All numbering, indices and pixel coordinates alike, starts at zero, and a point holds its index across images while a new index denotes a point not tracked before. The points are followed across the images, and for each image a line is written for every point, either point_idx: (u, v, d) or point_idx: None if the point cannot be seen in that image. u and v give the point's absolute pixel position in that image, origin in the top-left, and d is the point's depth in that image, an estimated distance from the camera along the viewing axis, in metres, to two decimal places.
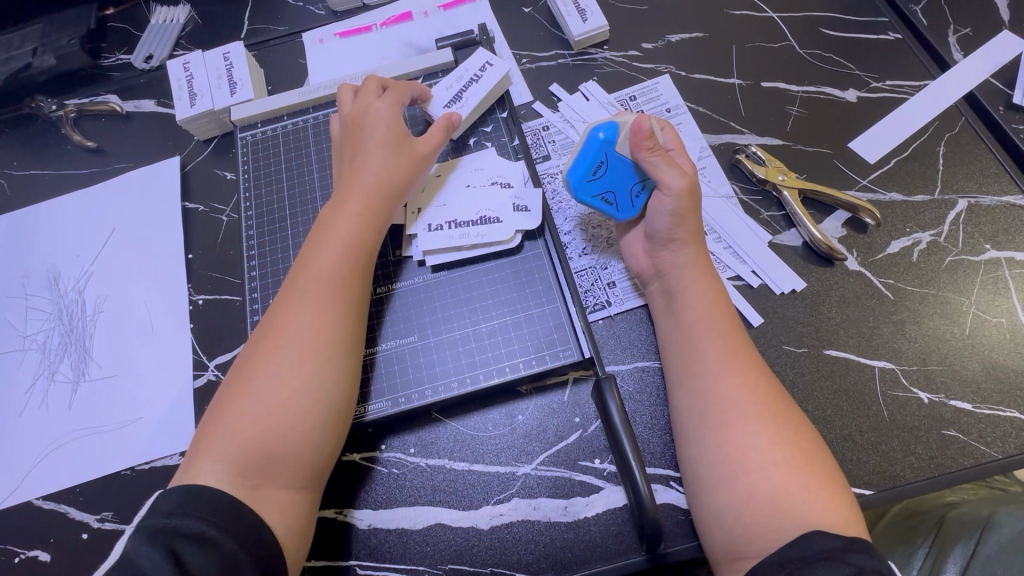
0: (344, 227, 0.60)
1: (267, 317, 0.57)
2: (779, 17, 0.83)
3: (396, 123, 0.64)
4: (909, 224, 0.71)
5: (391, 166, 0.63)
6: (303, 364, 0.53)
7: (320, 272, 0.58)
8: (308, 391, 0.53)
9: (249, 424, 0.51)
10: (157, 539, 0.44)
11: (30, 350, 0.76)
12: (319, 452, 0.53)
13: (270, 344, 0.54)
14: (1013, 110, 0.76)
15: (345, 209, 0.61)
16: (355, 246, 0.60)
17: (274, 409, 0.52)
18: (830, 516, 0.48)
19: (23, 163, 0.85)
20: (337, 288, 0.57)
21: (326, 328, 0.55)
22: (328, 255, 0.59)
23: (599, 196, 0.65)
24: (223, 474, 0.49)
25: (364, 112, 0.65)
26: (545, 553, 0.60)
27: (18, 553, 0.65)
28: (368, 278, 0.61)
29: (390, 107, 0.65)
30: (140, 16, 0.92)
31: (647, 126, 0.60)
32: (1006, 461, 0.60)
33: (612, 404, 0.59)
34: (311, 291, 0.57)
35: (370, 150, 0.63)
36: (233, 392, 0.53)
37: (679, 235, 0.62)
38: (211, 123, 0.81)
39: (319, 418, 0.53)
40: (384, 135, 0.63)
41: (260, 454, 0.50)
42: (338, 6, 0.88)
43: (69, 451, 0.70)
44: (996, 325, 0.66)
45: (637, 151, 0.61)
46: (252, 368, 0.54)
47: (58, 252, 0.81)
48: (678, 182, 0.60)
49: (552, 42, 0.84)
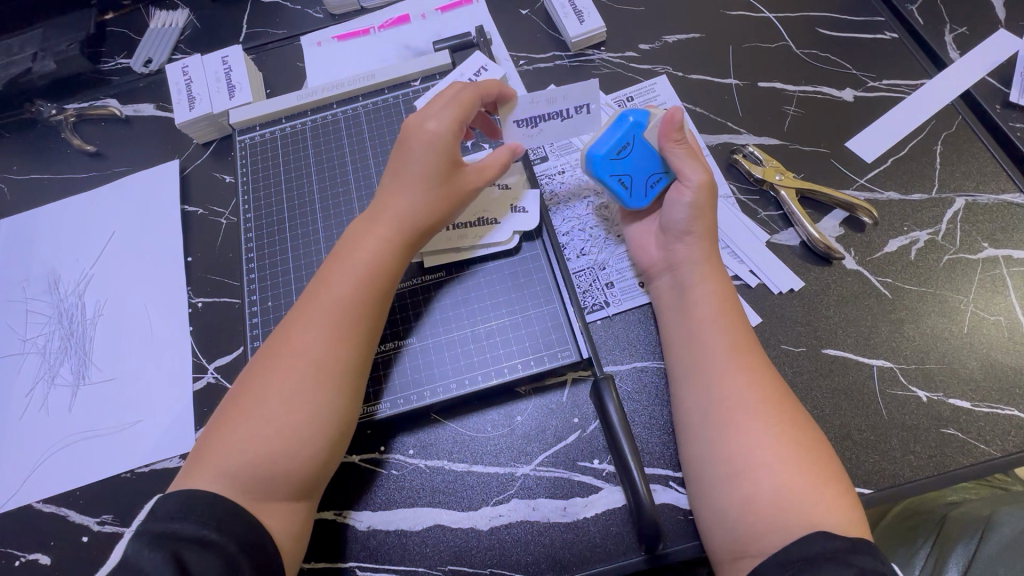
0: (364, 246, 0.58)
1: (281, 330, 0.56)
2: (776, 17, 0.84)
3: (453, 151, 0.60)
4: (907, 223, 0.71)
5: (435, 200, 0.60)
6: (317, 389, 0.53)
7: (339, 294, 0.56)
8: (321, 417, 0.52)
9: (257, 444, 0.50)
10: (158, 544, 0.44)
11: (30, 354, 0.76)
12: (323, 469, 0.53)
13: (282, 363, 0.53)
14: (1010, 108, 0.76)
15: (367, 228, 0.60)
16: (376, 270, 0.58)
17: (284, 431, 0.51)
18: (834, 515, 0.48)
19: (24, 168, 0.86)
20: (354, 313, 0.56)
21: (341, 352, 0.54)
22: (344, 275, 0.57)
23: (616, 177, 0.64)
24: (227, 488, 0.49)
25: (421, 129, 0.60)
26: (545, 553, 0.60)
27: (18, 557, 0.65)
28: (388, 300, 0.59)
29: (452, 129, 0.59)
30: (139, 21, 0.92)
31: (680, 119, 0.62)
32: (1005, 459, 0.60)
33: (610, 403, 0.59)
34: (328, 311, 0.55)
35: (418, 176, 0.59)
36: (243, 407, 0.52)
37: (695, 228, 0.62)
38: (210, 127, 0.81)
39: (327, 441, 0.53)
40: (431, 161, 0.59)
41: (266, 473, 0.50)
42: (336, 8, 0.88)
43: (68, 454, 0.70)
44: (994, 323, 0.66)
45: (665, 141, 0.62)
46: (264, 387, 0.53)
47: (58, 256, 0.81)
48: (700, 176, 0.61)
49: (549, 43, 0.84)
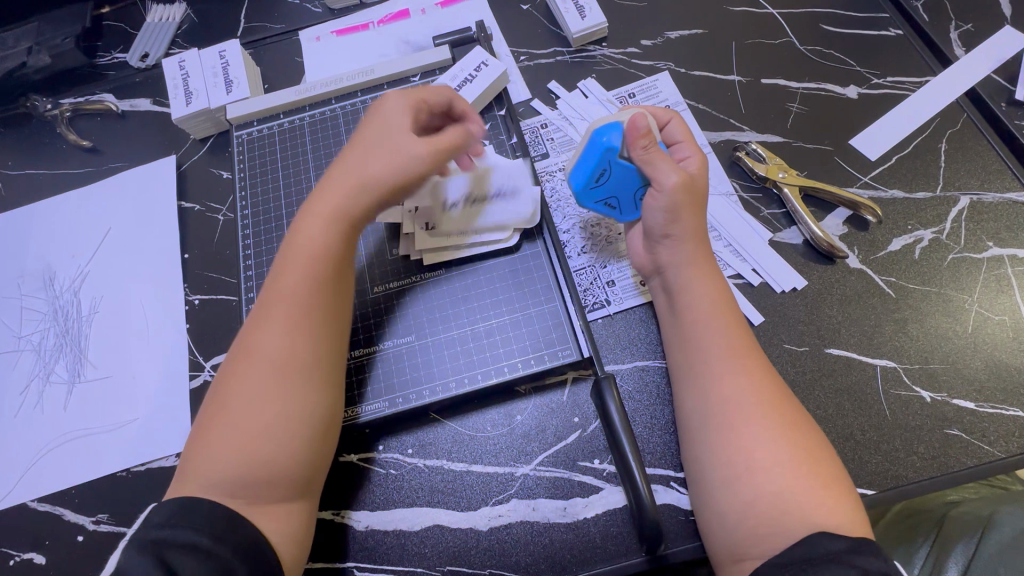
0: (313, 237, 0.57)
1: (240, 336, 0.55)
2: (779, 14, 0.83)
3: (397, 126, 0.59)
4: (910, 222, 0.70)
5: (381, 174, 0.57)
6: (280, 385, 0.52)
7: (289, 288, 0.55)
8: (291, 411, 0.51)
9: (232, 449, 0.50)
10: (149, 549, 0.44)
11: (25, 351, 0.75)
12: (316, 455, 0.53)
13: (245, 368, 0.53)
14: (1016, 106, 0.75)
15: (316, 217, 0.58)
16: (328, 257, 0.57)
17: (255, 433, 0.50)
18: (837, 518, 0.47)
19: (19, 163, 0.85)
20: (310, 302, 0.55)
21: (301, 348, 0.53)
22: (295, 271, 0.56)
23: (601, 201, 0.64)
24: (214, 495, 0.49)
25: (373, 113, 0.61)
26: (544, 554, 0.60)
27: (14, 556, 0.65)
28: (345, 286, 0.58)
29: (397, 106, 0.60)
30: (135, 15, 0.91)
31: (643, 123, 0.59)
32: (1009, 460, 0.60)
33: (611, 403, 0.58)
34: (281, 307, 0.54)
35: (365, 149, 0.59)
36: (214, 416, 0.52)
37: (675, 231, 0.60)
38: (207, 122, 0.80)
39: (306, 437, 0.52)
40: (379, 140, 0.59)
41: (246, 477, 0.49)
42: (335, 3, 0.87)
43: (63, 454, 0.69)
44: (999, 322, 0.65)
45: (634, 150, 0.60)
46: (227, 394, 0.52)
47: (54, 253, 0.80)
48: (673, 179, 0.59)
49: (550, 39, 0.83)
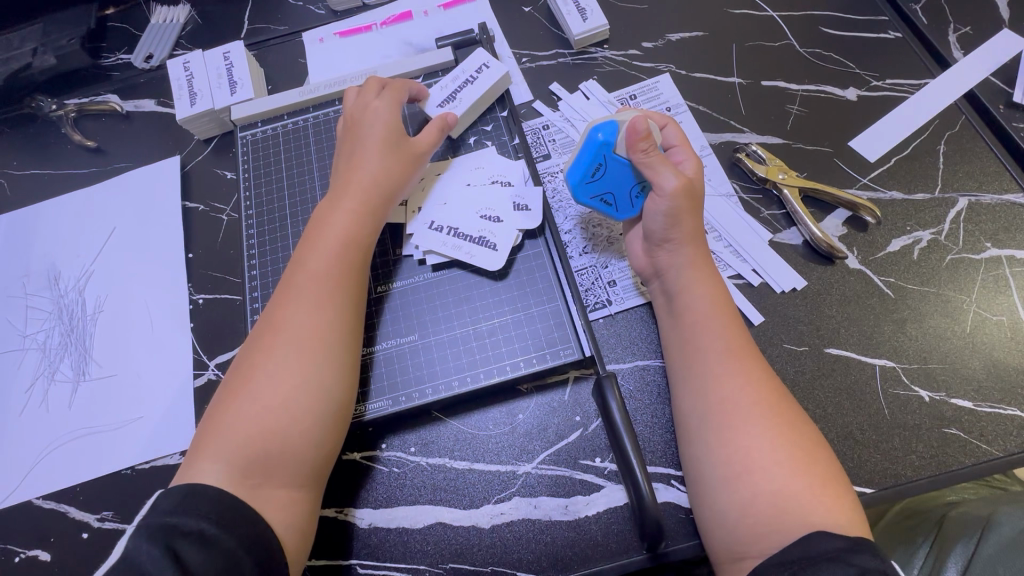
0: (338, 224, 0.61)
1: (264, 317, 0.58)
2: (779, 16, 0.83)
3: (394, 123, 0.66)
4: (909, 223, 0.71)
5: (388, 166, 0.64)
6: (301, 363, 0.54)
7: (316, 271, 0.58)
8: (309, 390, 0.53)
9: (250, 423, 0.51)
10: (157, 537, 0.44)
11: (30, 349, 0.76)
12: (332, 434, 0.54)
13: (267, 343, 0.55)
14: (1014, 109, 0.76)
15: (340, 205, 0.62)
16: (352, 243, 0.60)
17: (274, 409, 0.52)
18: (835, 517, 0.48)
19: (23, 163, 0.85)
20: (334, 285, 0.58)
21: (323, 328, 0.55)
22: (321, 255, 0.59)
23: (598, 197, 0.65)
24: (226, 473, 0.49)
25: (367, 109, 0.67)
26: (546, 552, 0.60)
27: (18, 553, 0.65)
28: (365, 272, 0.61)
29: (390, 106, 0.67)
30: (140, 17, 0.92)
31: (643, 127, 0.59)
32: (1007, 459, 0.60)
33: (612, 402, 0.59)
34: (307, 289, 0.57)
35: (367, 142, 0.64)
36: (234, 393, 0.53)
37: (675, 235, 0.61)
38: (211, 123, 0.81)
39: (323, 418, 0.53)
40: (382, 136, 0.64)
41: (261, 454, 0.51)
42: (338, 5, 0.88)
43: (68, 452, 0.70)
44: (996, 323, 0.66)
45: (633, 152, 0.60)
46: (250, 370, 0.54)
47: (59, 252, 0.81)
48: (673, 183, 0.59)
49: (551, 41, 0.84)
